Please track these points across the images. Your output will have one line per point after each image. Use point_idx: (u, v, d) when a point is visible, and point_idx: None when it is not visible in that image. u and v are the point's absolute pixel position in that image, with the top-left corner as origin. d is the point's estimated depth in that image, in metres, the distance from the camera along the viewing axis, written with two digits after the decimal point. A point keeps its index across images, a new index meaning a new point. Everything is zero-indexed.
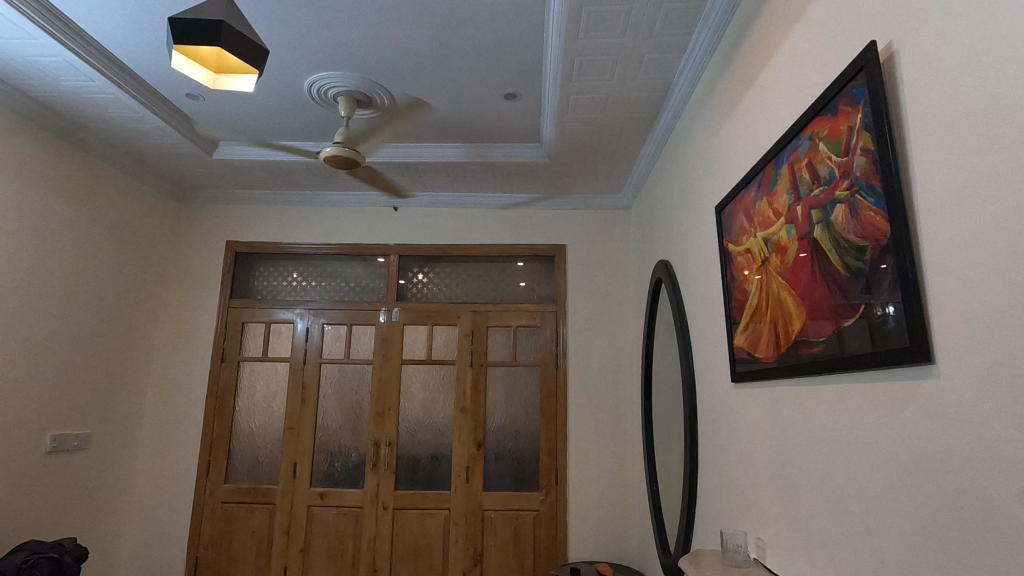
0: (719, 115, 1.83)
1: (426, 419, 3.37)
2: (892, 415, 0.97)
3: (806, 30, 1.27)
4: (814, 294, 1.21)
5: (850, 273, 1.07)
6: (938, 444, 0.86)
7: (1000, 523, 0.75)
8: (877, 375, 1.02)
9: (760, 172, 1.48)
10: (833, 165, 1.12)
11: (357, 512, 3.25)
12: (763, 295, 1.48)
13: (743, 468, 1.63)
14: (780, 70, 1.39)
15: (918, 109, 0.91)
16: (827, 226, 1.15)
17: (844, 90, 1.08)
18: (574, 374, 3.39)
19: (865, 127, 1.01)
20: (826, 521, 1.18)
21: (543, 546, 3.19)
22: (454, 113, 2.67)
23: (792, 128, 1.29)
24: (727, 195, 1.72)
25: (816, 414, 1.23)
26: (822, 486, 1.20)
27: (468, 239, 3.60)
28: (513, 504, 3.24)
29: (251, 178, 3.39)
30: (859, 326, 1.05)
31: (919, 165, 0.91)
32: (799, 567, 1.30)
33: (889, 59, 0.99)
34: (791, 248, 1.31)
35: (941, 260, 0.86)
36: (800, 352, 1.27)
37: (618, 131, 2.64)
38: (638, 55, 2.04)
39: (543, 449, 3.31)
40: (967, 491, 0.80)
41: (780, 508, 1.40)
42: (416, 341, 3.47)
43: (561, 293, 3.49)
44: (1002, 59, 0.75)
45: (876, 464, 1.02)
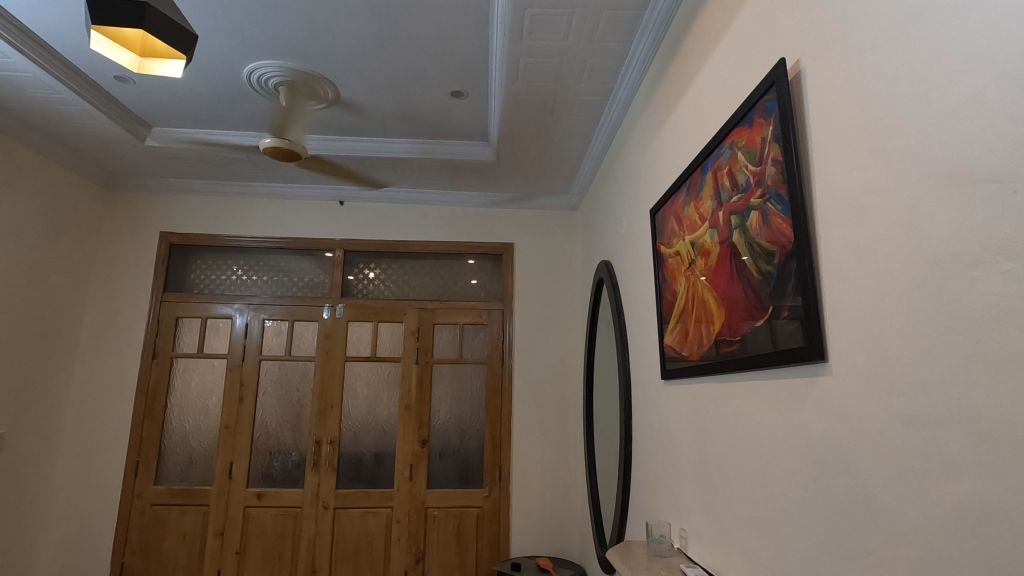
0: (656, 122, 1.90)
1: (370, 416, 3.33)
2: (793, 409, 1.04)
3: (730, 45, 1.33)
4: (731, 296, 1.28)
5: (761, 275, 1.14)
6: (830, 436, 0.93)
7: (878, 507, 0.81)
8: (781, 372, 1.09)
9: (688, 178, 1.54)
10: (749, 174, 1.18)
11: (296, 512, 3.19)
12: (689, 296, 1.54)
13: (670, 461, 1.70)
14: (707, 82, 1.46)
15: (820, 124, 0.97)
16: (743, 231, 1.22)
17: (759, 103, 1.14)
18: (519, 371, 3.42)
19: (776, 139, 1.08)
20: (738, 511, 1.25)
21: (486, 541, 3.22)
22: (401, 108, 2.64)
23: (715, 137, 1.36)
24: (660, 199, 1.78)
25: (732, 409, 1.30)
26: (736, 478, 1.26)
27: (416, 236, 3.58)
28: (456, 500, 3.25)
29: (188, 167, 3.25)
30: (767, 327, 1.12)
31: (820, 176, 0.97)
32: (714, 554, 1.37)
33: (796, 76, 1.05)
34: (713, 251, 1.38)
35: (834, 266, 0.93)
36: (720, 350, 1.34)
37: (564, 133, 2.68)
38: (582, 59, 2.08)
39: (487, 446, 3.33)
40: (851, 480, 0.87)
41: (700, 499, 1.47)
42: (361, 338, 3.42)
43: (508, 292, 3.52)
44: (888, 83, 0.81)
45: (779, 455, 1.09)
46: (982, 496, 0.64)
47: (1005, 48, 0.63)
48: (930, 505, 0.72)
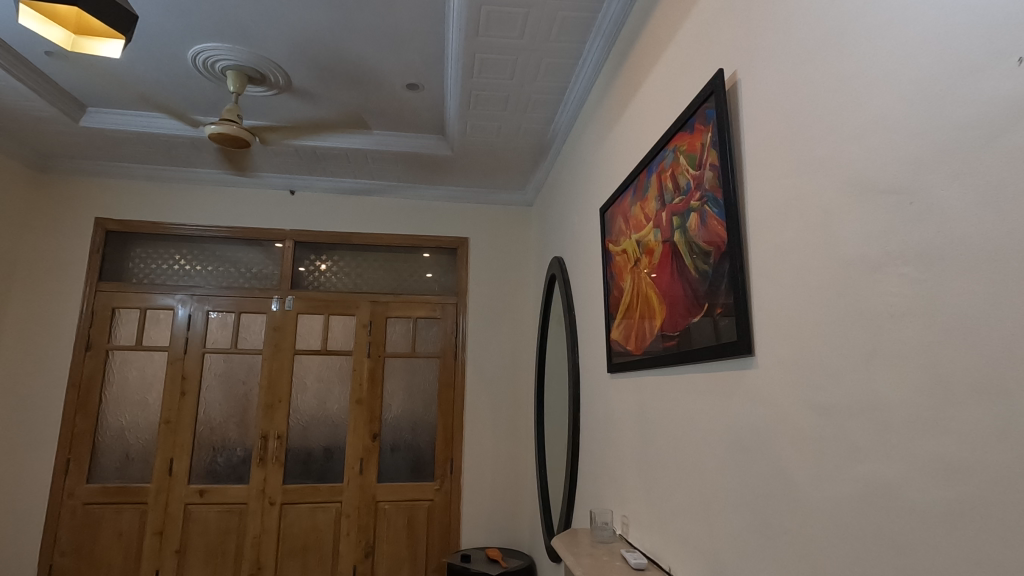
0: (607, 124, 1.95)
1: (320, 411, 3.28)
2: (724, 400, 1.11)
3: (675, 53, 1.39)
4: (672, 293, 1.35)
5: (699, 274, 1.20)
6: (754, 424, 1.00)
7: (793, 489, 0.89)
8: (714, 365, 1.16)
9: (635, 179, 1.59)
10: (690, 178, 1.24)
11: (241, 509, 3.11)
12: (635, 292, 1.60)
13: (614, 451, 1.77)
14: (654, 87, 1.52)
15: (753, 132, 1.04)
16: (684, 232, 1.28)
17: (699, 110, 1.20)
18: (472, 364, 3.44)
19: (713, 146, 1.14)
20: (674, 496, 1.32)
21: (437, 534, 3.23)
22: (355, 98, 2.61)
23: (660, 141, 1.42)
24: (610, 198, 1.84)
25: (670, 400, 1.36)
26: (673, 466, 1.33)
27: (370, 228, 3.54)
28: (407, 494, 3.25)
29: (127, 150, 3.10)
30: (704, 322, 1.18)
31: (751, 182, 1.04)
32: (652, 539, 1.44)
33: (733, 86, 1.12)
34: (656, 249, 1.44)
35: (762, 265, 0.99)
36: (661, 344, 1.40)
37: (520, 130, 2.71)
38: (537, 58, 2.11)
39: (439, 439, 3.34)
40: (771, 465, 0.95)
41: (641, 487, 1.53)
42: (311, 331, 3.36)
43: (463, 286, 3.53)
44: (810, 99, 0.88)
45: (710, 443, 1.16)
46: (880, 477, 0.71)
47: (907, 74, 0.69)
48: (837, 486, 0.79)
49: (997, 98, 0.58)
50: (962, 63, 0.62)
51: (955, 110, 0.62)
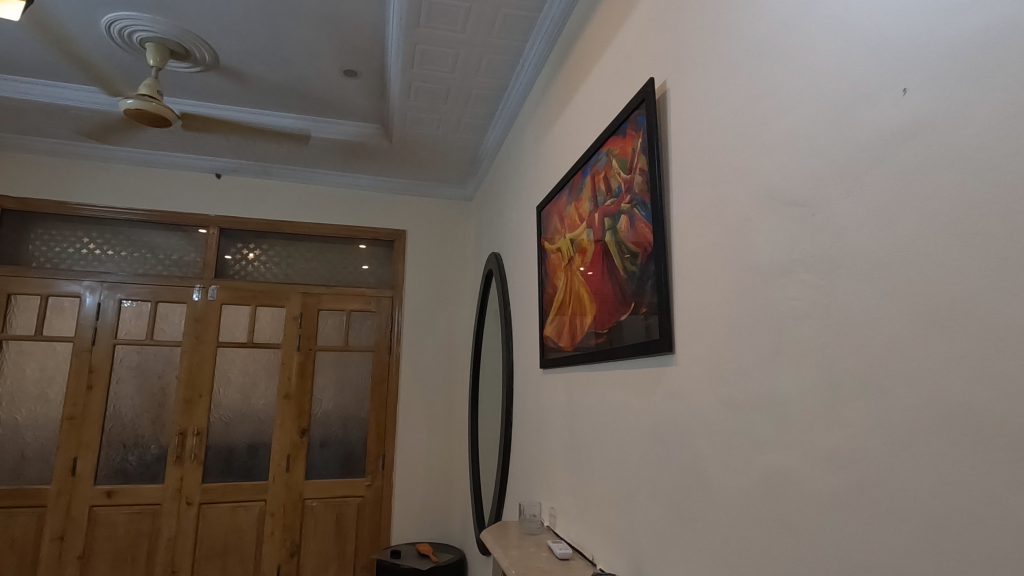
0: (545, 124, 1.98)
1: (244, 406, 3.14)
2: (646, 395, 1.16)
3: (610, 60, 1.44)
4: (602, 291, 1.39)
5: (627, 274, 1.25)
6: (672, 419, 1.06)
7: (705, 478, 0.94)
8: (638, 361, 1.21)
9: (570, 179, 1.63)
10: (621, 181, 1.29)
11: (154, 510, 2.94)
12: (567, 290, 1.64)
13: (544, 444, 1.81)
14: (590, 91, 1.55)
15: (679, 140, 1.09)
16: (614, 233, 1.32)
17: (631, 116, 1.25)
18: (407, 358, 3.40)
19: (643, 151, 1.18)
20: (599, 488, 1.37)
21: (366, 530, 3.18)
22: (289, 81, 2.51)
23: (594, 144, 1.46)
24: (545, 197, 1.87)
25: (598, 396, 1.41)
26: (599, 459, 1.38)
27: (302, 217, 3.41)
28: (336, 491, 3.17)
29: (28, 122, 2.83)
30: (630, 320, 1.23)
31: (676, 188, 1.09)
32: (577, 529, 1.49)
33: (662, 95, 1.17)
34: (589, 248, 1.48)
35: (684, 267, 1.05)
36: (590, 340, 1.45)
37: (460, 124, 2.70)
38: (478, 53, 2.11)
39: (371, 434, 3.28)
40: (686, 456, 1.00)
41: (568, 479, 1.58)
42: (236, 323, 3.20)
43: (399, 279, 3.48)
44: (728, 113, 0.93)
45: (633, 436, 1.21)
46: (780, 466, 0.77)
47: (813, 95, 0.75)
48: (742, 474, 0.85)
49: (884, 124, 0.64)
50: (857, 91, 0.68)
51: (851, 132, 0.68)
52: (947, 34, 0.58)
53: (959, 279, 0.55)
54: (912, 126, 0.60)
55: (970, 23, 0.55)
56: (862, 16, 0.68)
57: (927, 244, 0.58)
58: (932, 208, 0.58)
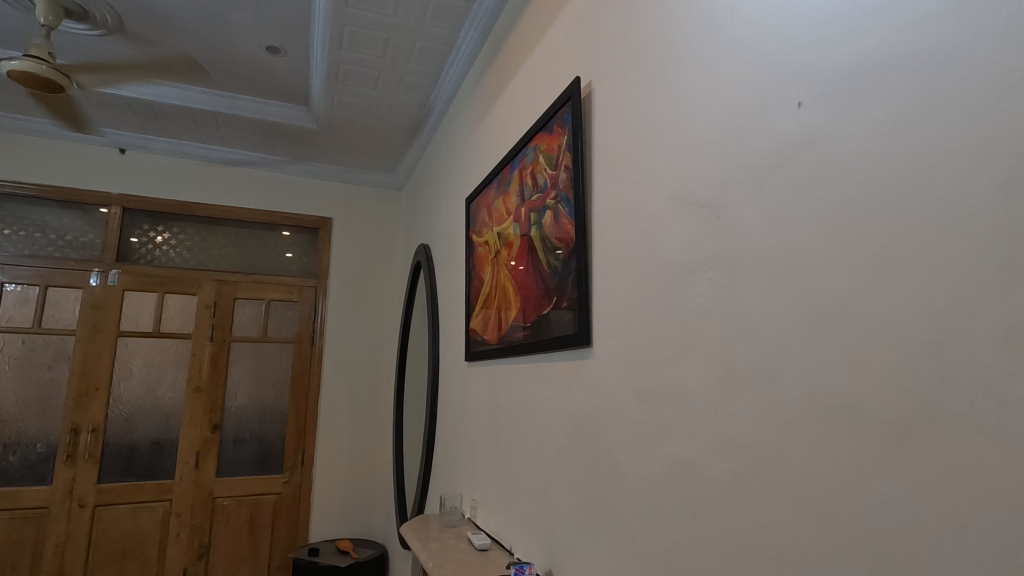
0: (476, 116, 1.96)
1: (148, 399, 2.92)
2: (564, 386, 1.19)
3: (539, 57, 1.45)
4: (527, 285, 1.41)
5: (551, 269, 1.27)
6: (588, 410, 1.09)
7: (616, 467, 0.98)
8: (558, 355, 1.23)
9: (498, 173, 1.64)
10: (547, 177, 1.30)
11: (39, 514, 2.68)
12: (494, 284, 1.65)
13: (467, 437, 1.81)
14: (520, 85, 1.56)
15: (601, 139, 1.12)
16: (539, 227, 1.34)
17: (558, 114, 1.27)
18: (330, 350, 3.29)
19: (568, 148, 1.21)
20: (518, 479, 1.39)
21: (283, 529, 3.06)
22: (204, 54, 2.34)
23: (522, 139, 1.46)
24: (475, 190, 1.87)
25: (519, 388, 1.43)
26: (519, 450, 1.40)
27: (219, 199, 3.21)
28: (250, 488, 3.03)
29: None
30: (552, 314, 1.26)
31: (597, 186, 1.12)
32: (497, 519, 1.51)
33: (588, 95, 1.19)
34: (515, 242, 1.49)
35: (603, 263, 1.08)
36: (514, 334, 1.47)
37: (391, 111, 2.63)
38: (410, 40, 2.07)
39: (289, 428, 3.15)
40: (600, 447, 1.03)
41: (489, 471, 1.59)
42: (141, 311, 2.97)
43: (323, 268, 3.36)
44: (646, 116, 0.97)
45: (551, 428, 1.24)
46: (682, 455, 0.81)
47: (722, 103, 0.79)
48: (649, 463, 0.89)
49: (783, 133, 0.68)
50: (760, 101, 0.72)
51: (752, 141, 0.73)
52: (837, 54, 0.62)
53: (840, 280, 0.60)
54: (806, 137, 0.65)
55: (857, 45, 0.60)
56: (764, 31, 0.73)
57: (815, 246, 0.63)
58: (820, 212, 0.62)
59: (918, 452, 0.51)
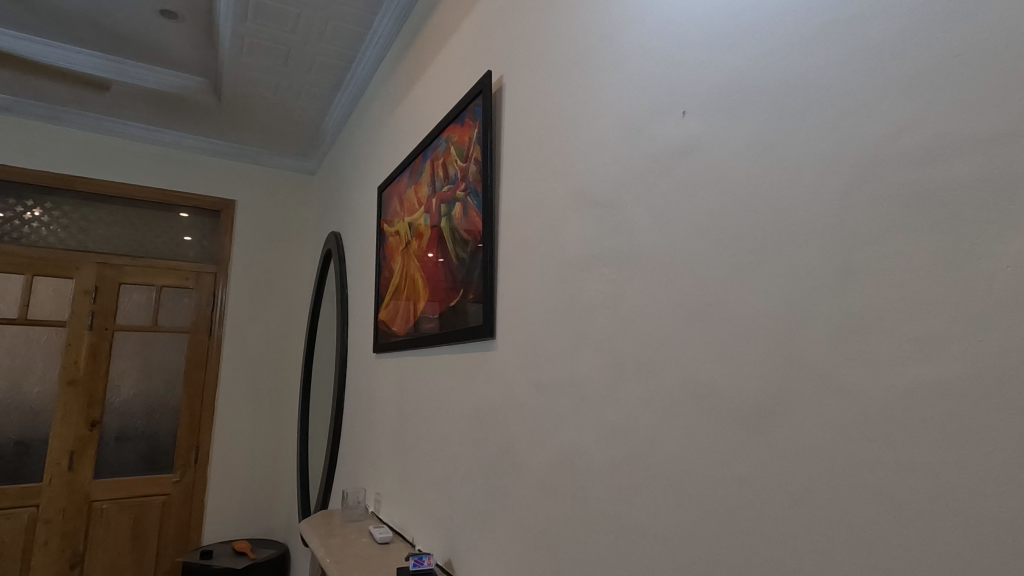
0: (391, 104, 1.92)
1: (11, 393, 2.61)
2: (469, 377, 1.20)
3: (454, 47, 1.44)
4: (435, 277, 1.41)
5: (459, 261, 1.28)
6: (489, 401, 1.11)
7: (514, 457, 1.00)
8: (463, 347, 1.24)
9: (411, 163, 1.61)
10: (457, 169, 1.30)
11: None
12: (403, 275, 1.63)
13: (373, 429, 1.78)
14: (435, 74, 1.55)
15: (510, 135, 1.13)
16: (449, 219, 1.34)
17: (469, 106, 1.27)
18: (230, 341, 3.09)
19: (477, 141, 1.21)
20: (422, 470, 1.39)
21: (172, 532, 2.85)
22: (85, 12, 2.11)
23: (434, 130, 1.45)
24: (387, 178, 1.83)
25: (425, 380, 1.42)
26: (423, 441, 1.39)
27: (104, 174, 2.92)
28: (135, 489, 2.80)
29: None
30: (458, 306, 1.27)
31: (504, 181, 1.14)
32: (400, 512, 1.50)
33: (498, 90, 1.20)
34: (425, 233, 1.48)
35: (508, 257, 1.09)
36: (422, 326, 1.46)
37: (302, 90, 2.51)
38: (322, 18, 1.98)
39: (182, 424, 2.94)
40: (499, 437, 1.06)
41: (394, 464, 1.57)
42: (4, 294, 2.65)
43: (224, 253, 3.15)
44: (551, 114, 0.99)
45: (455, 420, 1.24)
46: (572, 442, 0.85)
47: (618, 108, 0.83)
48: (543, 450, 0.92)
49: (670, 139, 0.73)
50: (650, 108, 0.77)
51: (643, 145, 0.77)
52: (716, 70, 0.67)
53: (712, 277, 0.65)
54: (687, 145, 0.70)
55: (732, 63, 0.65)
56: (656, 43, 0.77)
57: (692, 247, 0.68)
58: (699, 215, 0.67)
59: (767, 435, 0.57)
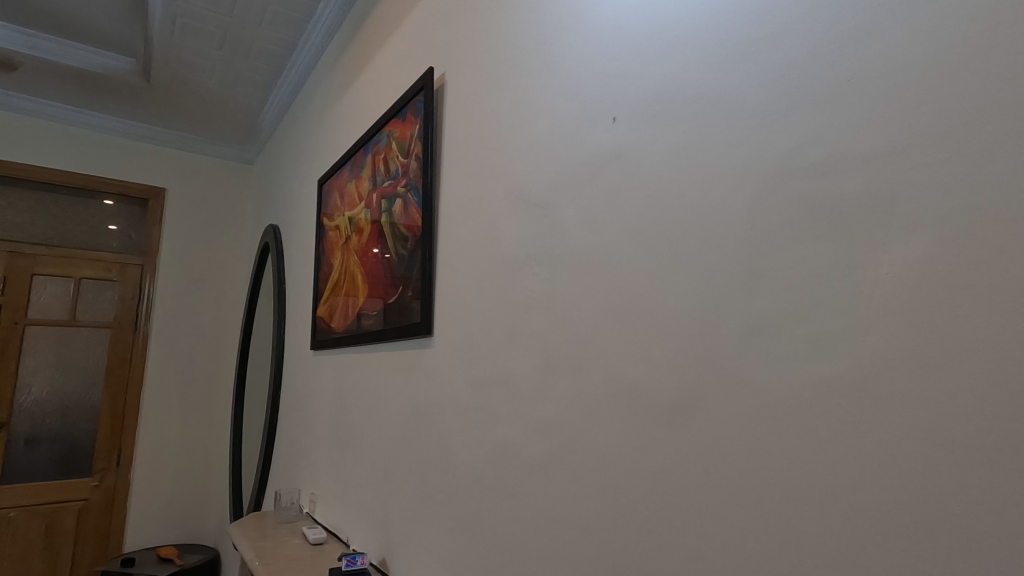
0: (333, 95, 1.87)
1: None
2: (406, 375, 1.19)
3: (397, 41, 1.42)
4: (375, 273, 1.39)
5: (398, 258, 1.27)
6: (426, 399, 1.10)
7: (449, 454, 1.01)
8: (401, 344, 1.23)
9: (352, 156, 1.58)
10: (398, 164, 1.29)
11: None
12: (343, 270, 1.60)
13: (309, 428, 1.74)
14: (378, 67, 1.52)
15: (451, 132, 1.13)
16: (389, 215, 1.33)
17: (411, 102, 1.26)
18: (158, 337, 2.93)
19: (418, 138, 1.20)
20: (358, 469, 1.37)
21: (90, 540, 2.68)
22: None
23: (376, 124, 1.43)
24: (327, 171, 1.79)
25: (363, 377, 1.40)
26: (360, 439, 1.38)
27: (15, 156, 2.71)
28: (47, 495, 2.61)
29: None
30: (397, 303, 1.26)
31: (445, 178, 1.14)
32: (335, 512, 1.47)
33: (440, 87, 1.20)
34: (365, 229, 1.46)
35: (446, 254, 1.10)
36: (361, 323, 1.44)
37: (239, 76, 2.41)
38: (261, 2, 1.91)
39: (103, 425, 2.76)
40: (435, 434, 1.06)
41: (330, 463, 1.54)
42: None
43: (153, 244, 2.98)
44: (491, 114, 1.00)
45: (391, 417, 1.23)
46: (504, 439, 0.87)
47: (554, 110, 0.84)
48: (477, 447, 0.93)
49: (600, 144, 0.75)
50: (584, 113, 0.79)
51: (576, 148, 0.79)
52: (645, 79, 0.70)
53: (637, 278, 0.67)
54: (617, 150, 0.72)
55: (659, 73, 0.68)
56: (591, 49, 0.79)
57: (619, 249, 0.70)
58: (626, 219, 0.70)
59: (683, 430, 0.60)
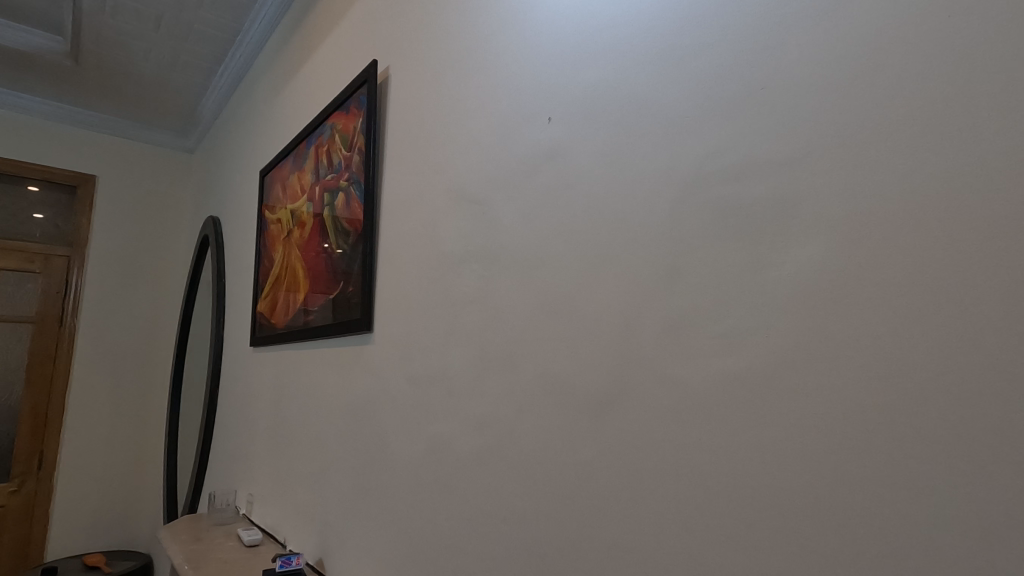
0: (277, 84, 1.82)
1: None
2: (346, 371, 1.18)
3: (342, 32, 1.39)
4: (316, 268, 1.36)
5: (340, 252, 1.25)
6: (365, 396, 1.09)
7: (386, 451, 1.00)
8: (342, 340, 1.21)
9: (294, 148, 1.54)
10: (341, 157, 1.27)
11: None
12: (284, 265, 1.56)
13: (247, 427, 1.69)
14: (322, 57, 1.49)
15: (394, 126, 1.12)
16: (331, 209, 1.30)
17: (354, 95, 1.24)
18: (86, 333, 2.76)
19: (361, 130, 1.19)
20: (296, 468, 1.34)
21: (6, 550, 2.51)
22: None
23: (319, 115, 1.40)
24: (269, 162, 1.73)
25: (303, 374, 1.37)
26: (298, 438, 1.35)
27: None
28: None
29: None
30: (338, 298, 1.23)
31: (387, 172, 1.12)
32: (272, 512, 1.44)
33: (384, 81, 1.18)
34: (307, 222, 1.43)
35: (387, 249, 1.09)
36: (302, 318, 1.40)
37: (178, 61, 2.30)
38: None
39: (22, 428, 2.58)
40: (373, 431, 1.05)
41: (268, 462, 1.50)
42: None
43: (81, 235, 2.80)
44: (433, 109, 0.99)
45: (331, 415, 1.21)
46: (440, 435, 0.87)
47: (494, 109, 0.85)
48: (414, 444, 0.93)
49: (536, 143, 0.76)
50: (521, 112, 0.80)
51: (514, 146, 0.80)
52: (579, 81, 0.71)
53: (568, 276, 0.69)
54: (552, 150, 0.74)
55: (592, 76, 0.70)
56: (529, 49, 0.80)
57: (552, 247, 0.72)
58: (558, 217, 0.71)
59: (607, 423, 0.62)
